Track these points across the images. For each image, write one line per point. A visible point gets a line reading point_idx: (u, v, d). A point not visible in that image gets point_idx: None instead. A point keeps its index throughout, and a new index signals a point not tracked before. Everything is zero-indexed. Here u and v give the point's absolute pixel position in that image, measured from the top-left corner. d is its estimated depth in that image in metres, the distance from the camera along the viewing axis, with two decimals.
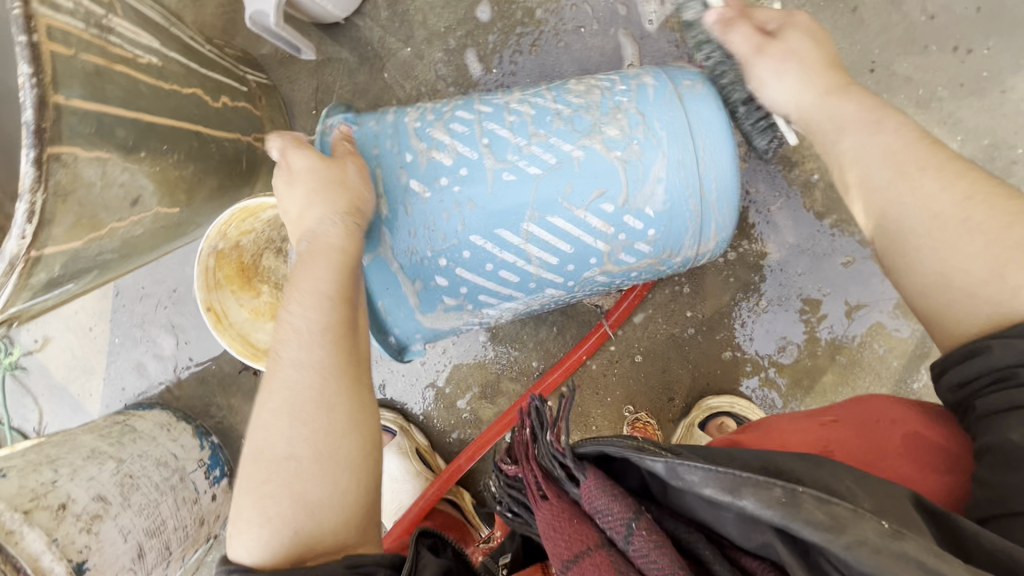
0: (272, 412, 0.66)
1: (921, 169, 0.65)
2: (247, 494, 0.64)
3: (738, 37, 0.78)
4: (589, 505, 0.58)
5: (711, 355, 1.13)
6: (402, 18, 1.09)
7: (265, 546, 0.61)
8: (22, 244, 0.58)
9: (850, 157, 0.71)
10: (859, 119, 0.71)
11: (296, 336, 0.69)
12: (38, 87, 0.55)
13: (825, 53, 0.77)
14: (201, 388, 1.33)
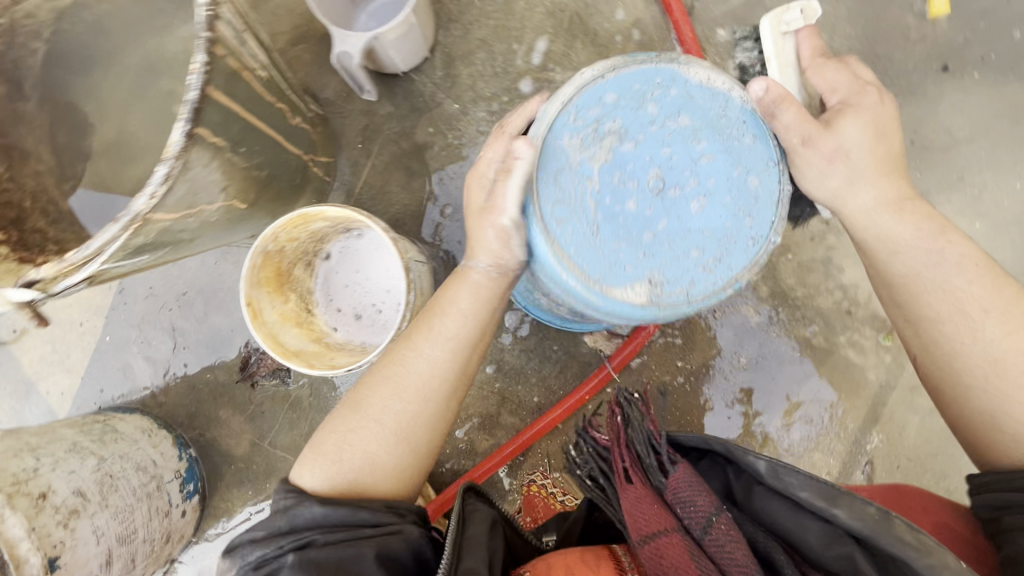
0: (377, 396, 0.83)
1: (984, 320, 0.77)
2: (329, 434, 0.83)
3: (789, 117, 0.77)
4: (673, 494, 0.74)
5: (696, 404, 1.24)
6: (454, 80, 1.25)
7: (335, 477, 0.80)
8: (149, 203, 0.63)
9: (928, 280, 0.79)
10: (909, 237, 0.80)
11: (428, 331, 0.83)
12: (203, 74, 0.64)
13: (874, 153, 0.79)
14: (189, 396, 1.29)
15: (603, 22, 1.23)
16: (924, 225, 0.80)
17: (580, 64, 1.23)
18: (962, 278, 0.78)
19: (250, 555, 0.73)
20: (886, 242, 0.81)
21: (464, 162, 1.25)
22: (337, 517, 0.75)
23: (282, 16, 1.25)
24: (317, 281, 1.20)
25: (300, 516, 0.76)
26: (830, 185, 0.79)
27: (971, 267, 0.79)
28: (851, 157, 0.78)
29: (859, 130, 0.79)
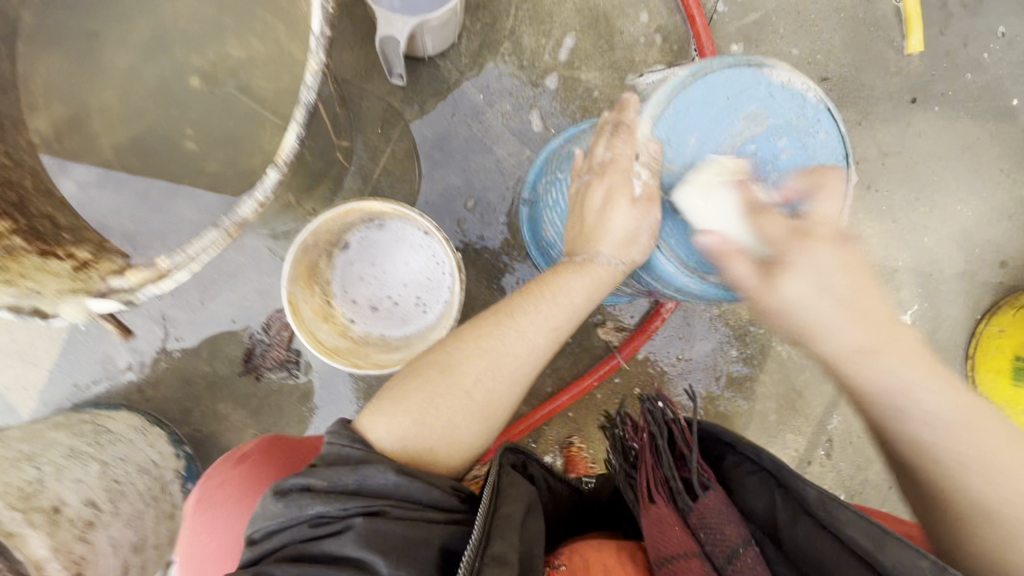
0: (470, 364, 0.81)
1: (961, 436, 0.64)
2: (413, 391, 0.80)
3: (740, 270, 0.72)
4: (698, 518, 0.73)
5: (690, 393, 1.36)
6: (480, 69, 1.23)
7: (403, 437, 0.78)
8: (253, 212, 0.59)
9: (920, 436, 0.65)
10: (894, 388, 0.66)
11: (534, 314, 0.82)
12: (320, 76, 0.59)
13: (835, 278, 0.68)
14: (183, 390, 1.20)
15: (629, 25, 1.26)
16: (890, 368, 0.66)
17: (606, 65, 1.25)
18: (947, 431, 0.65)
19: (310, 508, 0.68)
20: (889, 390, 0.66)
21: (487, 155, 1.24)
22: (409, 490, 0.72)
23: None
24: (335, 273, 1.14)
25: (371, 480, 0.71)
26: (802, 316, 0.69)
27: (944, 398, 0.65)
28: (824, 291, 0.68)
29: (826, 255, 0.69)
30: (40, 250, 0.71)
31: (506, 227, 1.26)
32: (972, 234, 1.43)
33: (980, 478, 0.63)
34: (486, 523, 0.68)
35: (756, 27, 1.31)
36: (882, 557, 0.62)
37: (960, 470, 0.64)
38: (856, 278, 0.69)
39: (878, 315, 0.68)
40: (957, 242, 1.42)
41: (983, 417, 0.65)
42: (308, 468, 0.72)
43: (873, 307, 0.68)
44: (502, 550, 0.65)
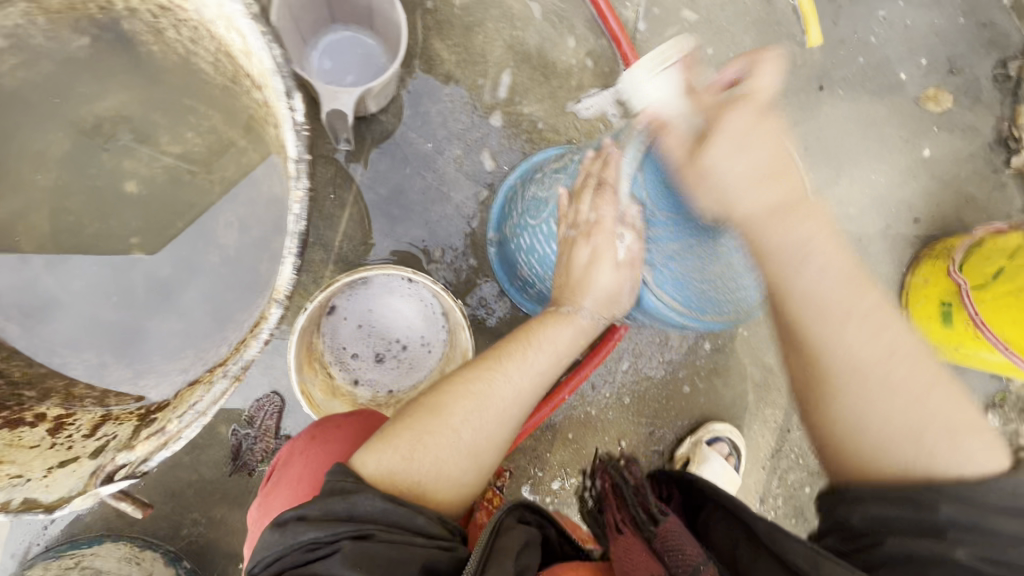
0: (457, 408, 0.76)
1: (845, 324, 0.70)
2: (399, 432, 0.73)
3: (673, 141, 0.75)
4: (662, 542, 0.70)
5: (676, 391, 1.43)
6: (423, 118, 1.22)
7: (388, 470, 0.70)
8: (261, 350, 0.56)
9: (806, 297, 0.71)
10: (793, 251, 0.72)
11: (521, 360, 0.82)
12: (306, 200, 0.56)
13: (758, 154, 0.72)
14: (170, 503, 1.11)
15: (561, 53, 1.28)
16: (802, 228, 0.72)
17: (545, 96, 1.28)
18: (824, 282, 0.72)
19: (303, 536, 0.61)
20: (783, 251, 0.72)
21: (445, 201, 1.23)
22: (398, 516, 0.65)
23: None
24: (325, 341, 1.10)
25: (361, 508, 0.64)
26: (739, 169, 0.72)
27: (830, 269, 0.72)
28: (732, 162, 0.72)
29: (763, 129, 0.73)
30: (4, 421, 0.64)
31: (478, 269, 1.26)
32: (887, 198, 1.59)
33: (884, 396, 0.69)
34: (484, 549, 0.64)
35: (675, 40, 1.39)
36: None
37: (858, 374, 0.70)
38: (772, 169, 0.73)
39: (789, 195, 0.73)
40: (875, 208, 1.58)
41: (919, 359, 0.71)
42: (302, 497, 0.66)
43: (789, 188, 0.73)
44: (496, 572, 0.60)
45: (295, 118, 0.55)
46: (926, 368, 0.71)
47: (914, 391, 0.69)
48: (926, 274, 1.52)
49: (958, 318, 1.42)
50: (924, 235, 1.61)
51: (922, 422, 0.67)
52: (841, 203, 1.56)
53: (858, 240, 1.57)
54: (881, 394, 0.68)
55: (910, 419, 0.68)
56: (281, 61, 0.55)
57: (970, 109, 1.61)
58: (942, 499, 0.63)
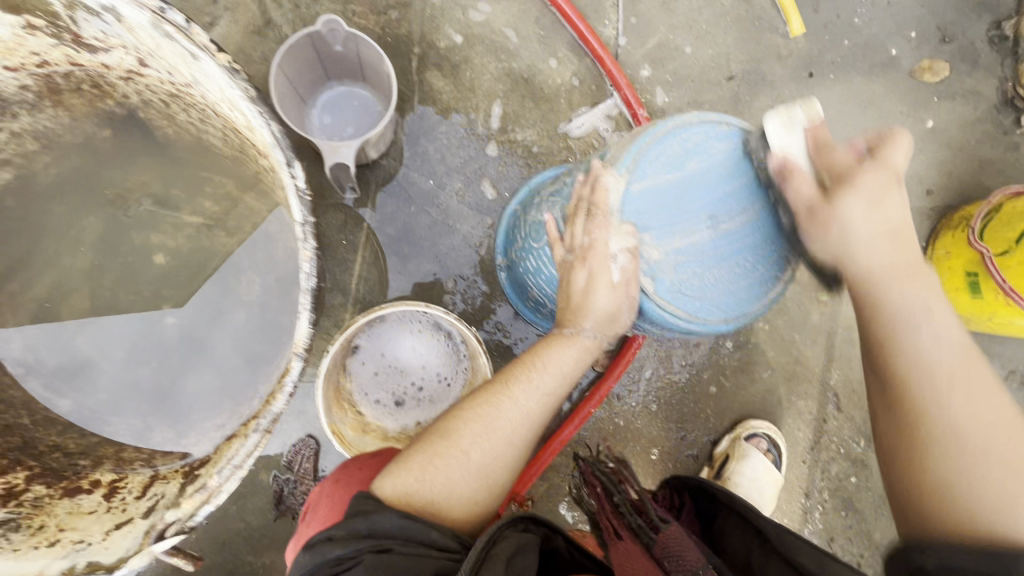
0: (467, 433, 0.79)
1: (946, 391, 0.73)
2: (413, 456, 0.77)
3: (797, 188, 0.77)
4: (661, 549, 0.73)
5: (703, 392, 1.42)
6: (423, 157, 1.27)
7: (404, 489, 0.73)
8: (287, 403, 0.59)
9: (915, 352, 0.75)
10: (914, 308, 0.76)
11: (527, 383, 0.83)
12: (314, 258, 0.60)
13: (892, 216, 0.77)
14: (222, 553, 1.16)
15: (547, 77, 1.32)
16: (915, 292, 0.76)
17: (537, 120, 1.32)
18: (938, 352, 0.75)
19: (330, 553, 0.65)
20: (901, 314, 0.76)
21: (452, 232, 1.27)
22: (411, 531, 0.69)
23: None
24: (352, 379, 1.15)
25: (382, 524, 0.68)
26: (851, 235, 0.76)
27: (947, 335, 0.75)
28: (863, 219, 0.77)
29: (888, 193, 0.78)
30: (64, 489, 0.69)
31: (491, 295, 1.29)
32: None
33: (979, 463, 0.70)
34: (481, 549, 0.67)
35: (657, 49, 1.42)
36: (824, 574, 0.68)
37: (959, 433, 0.71)
38: (908, 227, 0.78)
39: (916, 258, 0.78)
40: None
41: (1010, 424, 0.73)
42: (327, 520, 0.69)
43: (915, 256, 0.78)
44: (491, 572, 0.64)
45: (296, 185, 0.58)
46: (1022, 438, 0.72)
47: (1014, 454, 0.71)
48: (947, 246, 1.49)
49: (986, 288, 1.38)
50: (939, 206, 1.58)
51: (1011, 489, 0.68)
52: None
53: None
54: (980, 463, 0.70)
55: (1001, 496, 0.68)
56: (279, 134, 0.59)
57: (969, 74, 1.59)
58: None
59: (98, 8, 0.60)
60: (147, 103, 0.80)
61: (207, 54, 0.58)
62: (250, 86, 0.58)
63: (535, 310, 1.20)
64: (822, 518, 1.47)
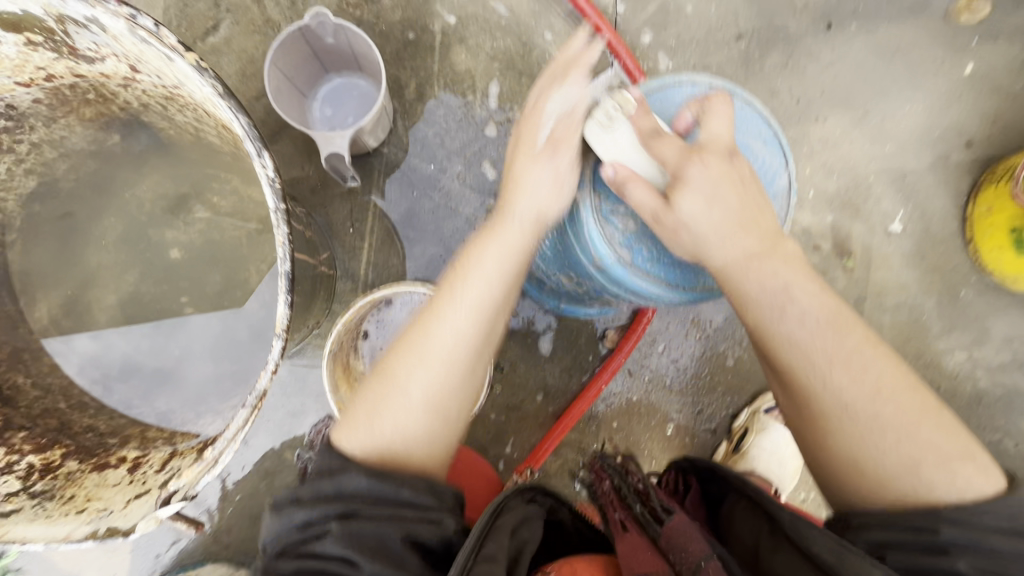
0: (407, 364, 0.81)
1: (830, 363, 0.75)
2: (365, 400, 0.81)
3: (640, 193, 0.78)
4: (666, 542, 0.73)
5: (721, 365, 1.39)
6: (423, 142, 1.29)
7: (360, 443, 0.76)
8: (271, 380, 0.62)
9: (792, 334, 0.78)
10: (773, 295, 0.79)
11: (455, 298, 0.83)
12: (289, 243, 0.63)
13: (730, 205, 0.78)
14: (255, 527, 1.24)
15: (543, 53, 1.30)
16: (775, 271, 0.79)
17: None
18: (803, 330, 0.77)
19: (298, 516, 0.68)
20: (770, 299, 0.79)
21: (456, 215, 1.29)
22: (382, 492, 0.71)
23: None
24: (364, 360, 1.19)
25: (347, 484, 0.70)
26: (711, 221, 0.78)
27: (815, 308, 0.78)
28: (714, 208, 0.78)
29: (724, 180, 0.78)
30: (95, 465, 0.76)
31: None
32: (929, 127, 1.46)
33: (877, 432, 0.73)
34: (486, 525, 0.70)
35: (658, 15, 1.37)
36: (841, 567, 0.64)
37: (850, 414, 0.74)
38: (756, 203, 0.80)
39: (767, 232, 0.80)
40: (918, 141, 1.45)
41: (903, 391, 0.74)
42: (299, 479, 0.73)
43: (764, 226, 0.80)
44: (494, 551, 0.67)
45: (267, 174, 0.61)
46: (913, 401, 0.74)
47: (913, 416, 0.73)
48: (989, 201, 1.39)
49: None
50: (981, 159, 1.46)
51: (922, 454, 0.71)
52: (874, 143, 1.45)
53: (902, 177, 1.45)
54: (879, 434, 0.73)
55: (911, 461, 0.71)
56: (247, 125, 0.61)
57: (1014, 11, 1.45)
58: (941, 524, 0.67)
59: (84, 20, 0.65)
60: (147, 107, 0.85)
61: (178, 54, 0.61)
62: (218, 82, 0.61)
63: (541, 287, 1.21)
64: None
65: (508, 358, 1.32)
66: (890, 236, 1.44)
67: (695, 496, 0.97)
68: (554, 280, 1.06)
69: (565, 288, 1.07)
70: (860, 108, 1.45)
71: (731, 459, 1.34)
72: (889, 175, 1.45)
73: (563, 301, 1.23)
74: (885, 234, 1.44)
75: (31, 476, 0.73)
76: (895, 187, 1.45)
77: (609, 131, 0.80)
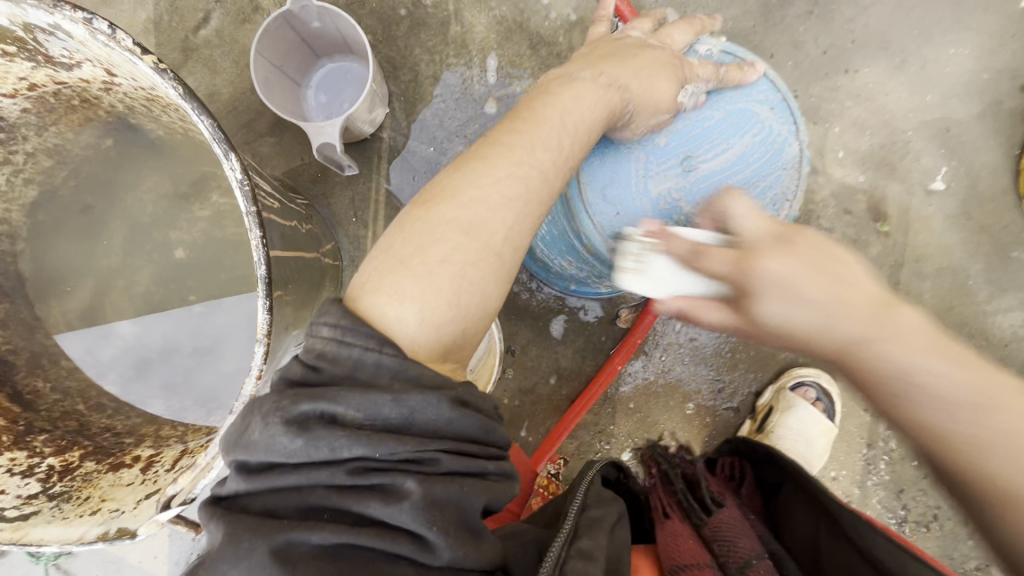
0: (486, 207, 0.65)
1: (978, 409, 0.50)
2: (436, 262, 0.62)
3: (716, 261, 0.63)
4: (711, 531, 0.73)
5: (742, 341, 1.33)
6: (421, 124, 1.25)
7: (430, 323, 0.60)
8: (256, 385, 0.61)
9: (924, 417, 0.52)
10: (898, 375, 0.53)
11: (532, 141, 0.69)
12: (264, 246, 0.62)
13: (823, 284, 0.56)
14: None
15: (542, 23, 1.24)
16: (896, 352, 0.54)
17: (535, 70, 1.25)
18: (944, 409, 0.52)
19: (345, 450, 0.49)
20: (897, 378, 0.53)
21: None
22: (465, 427, 0.53)
23: (231, 121, 1.22)
24: None
25: (420, 413, 0.51)
26: (790, 312, 0.58)
27: (958, 377, 0.52)
28: (801, 296, 0.57)
29: (804, 262, 0.57)
30: (111, 465, 0.79)
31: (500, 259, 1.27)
32: (975, 72, 1.31)
33: None
34: (574, 525, 0.63)
35: None
36: (890, 564, 0.60)
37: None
38: (849, 283, 0.57)
39: (875, 299, 0.56)
40: (962, 88, 1.31)
41: None
42: (320, 387, 0.51)
43: (866, 296, 0.56)
44: (590, 546, 0.59)
45: (235, 177, 0.60)
46: None
47: None
48: None
49: None
50: None
51: None
52: (912, 94, 1.31)
53: (945, 129, 1.32)
54: None
55: None
56: (211, 127, 0.60)
57: None
58: None
59: (49, 27, 0.63)
60: (133, 109, 0.84)
61: (137, 58, 0.60)
62: (179, 84, 0.60)
63: (543, 271, 1.15)
64: (889, 470, 1.33)
65: (519, 341, 1.30)
66: (931, 195, 1.32)
67: (750, 485, 0.89)
68: (557, 264, 1.00)
69: (568, 274, 1.03)
70: (896, 55, 1.31)
71: (755, 437, 1.29)
72: (930, 128, 1.32)
73: (567, 286, 1.18)
74: (925, 194, 1.32)
75: (52, 476, 0.77)
76: (936, 140, 1.32)
77: (643, 274, 0.73)
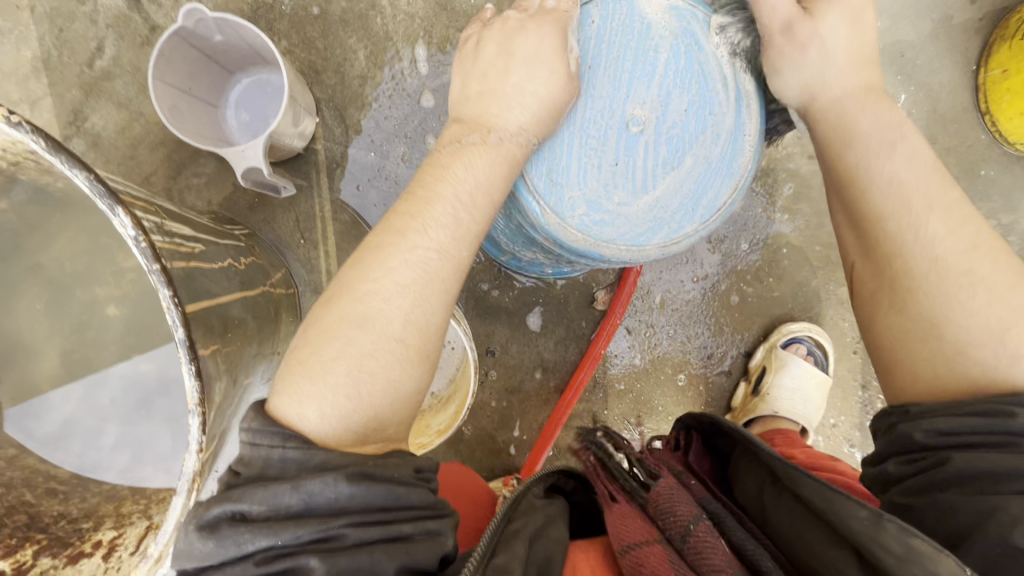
0: (380, 294, 0.65)
1: (973, 288, 0.65)
2: (334, 358, 0.61)
3: (784, 48, 0.76)
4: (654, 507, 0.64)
5: (723, 302, 1.29)
6: (356, 129, 1.16)
7: (333, 415, 0.59)
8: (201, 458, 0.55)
9: (925, 253, 0.68)
10: (886, 148, 0.72)
11: (431, 213, 0.70)
12: (178, 304, 0.55)
13: (858, 56, 0.78)
14: None
15: (467, 1, 1.16)
16: (919, 176, 0.71)
17: None
18: (951, 252, 0.67)
19: (250, 544, 0.48)
20: (897, 195, 0.70)
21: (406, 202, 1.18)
22: (370, 498, 0.52)
23: (150, 156, 1.12)
24: None
25: (320, 496, 0.51)
26: (845, 97, 0.77)
27: (920, 169, 0.71)
28: (843, 57, 0.78)
29: (860, 53, 0.78)
30: (69, 558, 0.71)
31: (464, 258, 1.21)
32: None
33: (964, 292, 0.65)
34: (492, 537, 0.57)
35: None
36: (830, 510, 0.54)
37: (936, 272, 0.67)
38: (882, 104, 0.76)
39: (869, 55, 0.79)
40: (912, 9, 1.26)
41: (965, 235, 0.68)
42: (231, 476, 0.54)
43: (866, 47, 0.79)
44: (505, 561, 0.54)
45: (128, 234, 0.52)
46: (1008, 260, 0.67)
47: (982, 292, 0.65)
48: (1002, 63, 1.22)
49: None
50: (984, 17, 1.28)
51: (993, 309, 0.64)
52: None
53: (900, 54, 1.27)
54: (973, 294, 0.65)
55: (967, 283, 0.66)
56: (88, 181, 0.53)
57: None
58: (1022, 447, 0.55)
59: None
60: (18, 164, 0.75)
61: None
62: (40, 135, 0.52)
63: (517, 266, 1.10)
64: None
65: (497, 340, 1.24)
66: None
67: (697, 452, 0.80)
68: (531, 259, 0.95)
69: (546, 266, 0.99)
70: None
71: (751, 400, 1.26)
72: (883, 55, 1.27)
73: (544, 274, 1.15)
74: None
75: None
76: (891, 67, 1.27)
77: None
